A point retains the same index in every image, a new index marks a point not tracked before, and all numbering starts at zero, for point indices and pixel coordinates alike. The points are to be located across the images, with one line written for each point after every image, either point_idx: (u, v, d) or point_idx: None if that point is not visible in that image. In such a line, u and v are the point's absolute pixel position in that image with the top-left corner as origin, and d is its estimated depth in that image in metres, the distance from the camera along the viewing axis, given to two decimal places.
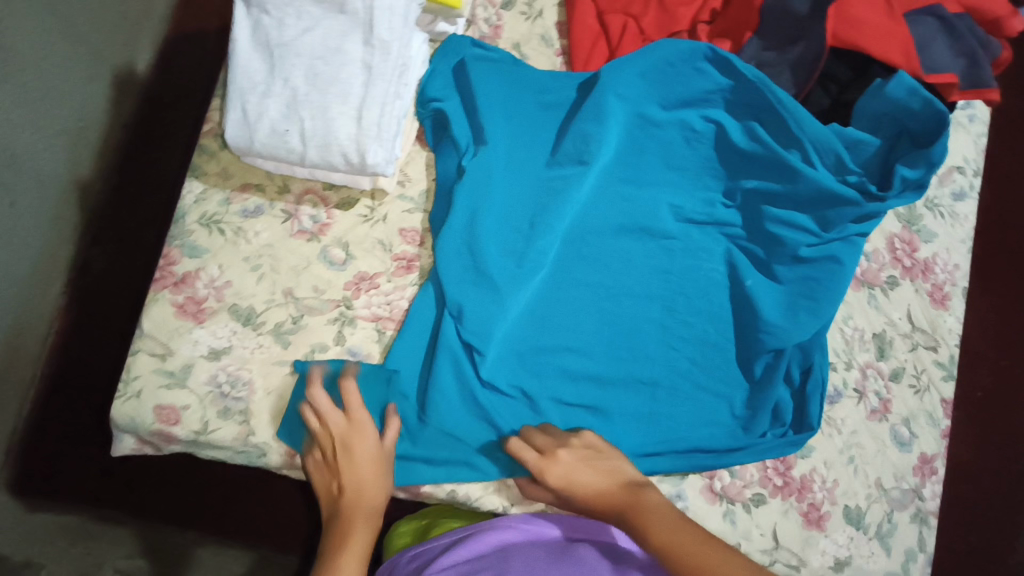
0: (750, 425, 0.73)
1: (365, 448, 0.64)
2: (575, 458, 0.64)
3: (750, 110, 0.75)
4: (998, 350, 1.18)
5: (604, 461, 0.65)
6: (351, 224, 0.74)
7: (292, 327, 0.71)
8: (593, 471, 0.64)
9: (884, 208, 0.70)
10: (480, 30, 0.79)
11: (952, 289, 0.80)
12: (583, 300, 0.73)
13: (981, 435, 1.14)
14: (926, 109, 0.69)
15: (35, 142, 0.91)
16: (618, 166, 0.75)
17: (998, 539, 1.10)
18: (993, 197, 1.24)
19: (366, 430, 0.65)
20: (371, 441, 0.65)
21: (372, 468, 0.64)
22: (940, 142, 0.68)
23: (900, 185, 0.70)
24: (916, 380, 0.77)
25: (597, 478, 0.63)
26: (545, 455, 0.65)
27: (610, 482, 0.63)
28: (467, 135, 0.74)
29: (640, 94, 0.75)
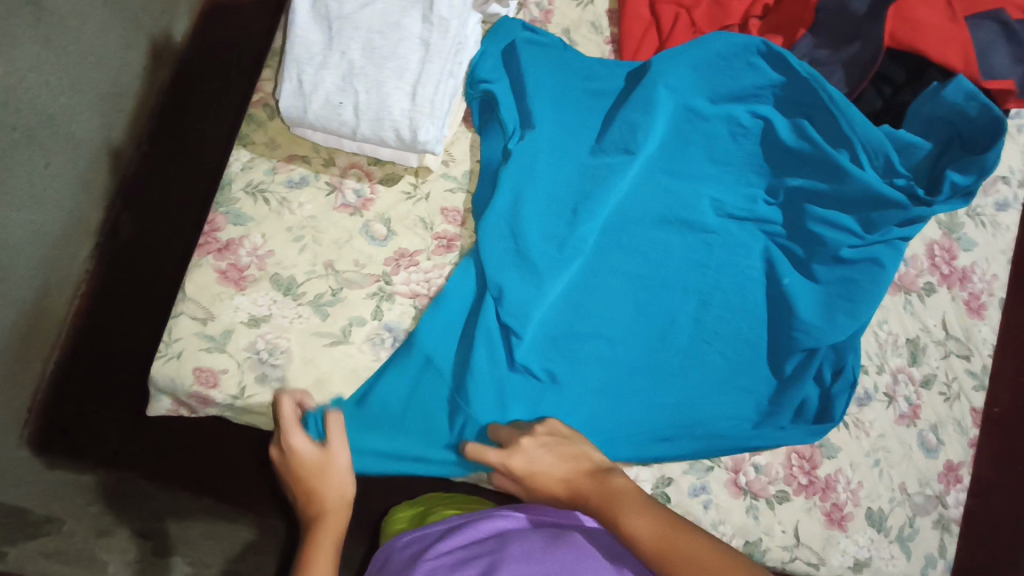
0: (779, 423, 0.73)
1: (304, 459, 0.65)
2: (535, 445, 0.65)
3: (799, 108, 0.75)
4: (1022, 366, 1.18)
5: (568, 446, 0.66)
6: (394, 200, 0.74)
7: (332, 299, 0.72)
8: (555, 458, 0.65)
9: (931, 212, 0.70)
10: (531, 14, 0.78)
11: (989, 299, 0.80)
12: (619, 289, 0.73)
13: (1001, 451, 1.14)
14: (982, 115, 0.69)
15: (71, 104, 0.92)
16: (662, 158, 0.75)
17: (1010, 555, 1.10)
18: None
19: (301, 441, 0.66)
20: (311, 447, 0.66)
21: (318, 475, 0.65)
22: (994, 149, 0.67)
23: (949, 191, 0.69)
24: (946, 388, 0.77)
25: (557, 466, 0.64)
26: (508, 448, 0.65)
27: (574, 470, 0.64)
28: (515, 118, 0.73)
29: (690, 85, 0.74)
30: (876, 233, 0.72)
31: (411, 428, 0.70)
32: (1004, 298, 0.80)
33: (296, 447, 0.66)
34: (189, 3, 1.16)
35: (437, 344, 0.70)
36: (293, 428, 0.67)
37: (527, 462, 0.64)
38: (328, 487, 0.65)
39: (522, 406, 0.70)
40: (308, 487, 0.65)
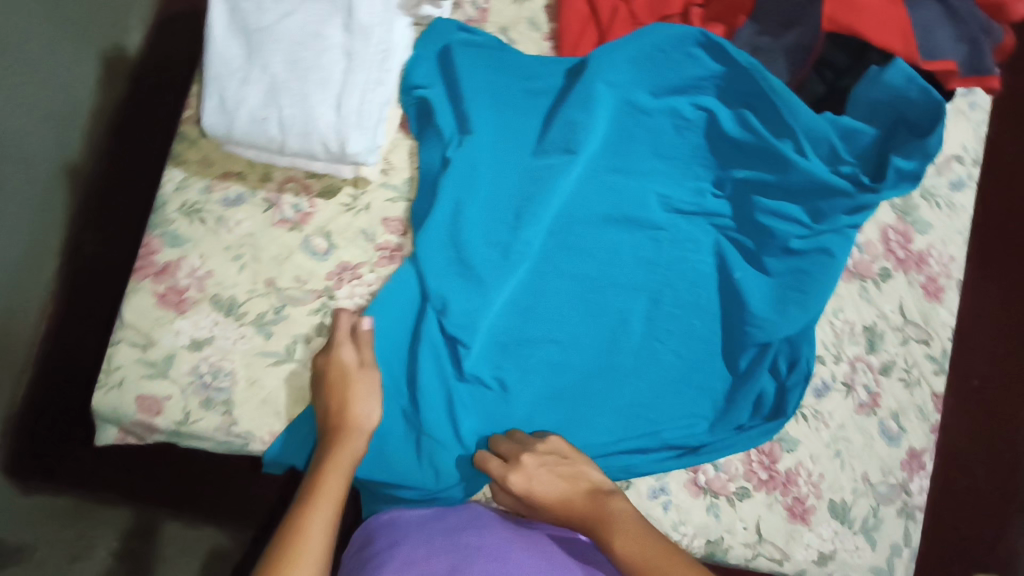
0: (736, 419, 0.72)
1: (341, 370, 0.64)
2: (536, 463, 0.64)
3: (741, 97, 0.74)
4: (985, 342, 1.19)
5: (567, 466, 0.65)
6: (333, 213, 0.72)
7: (274, 317, 0.70)
8: (556, 477, 0.64)
9: (878, 199, 0.68)
10: (467, 13, 0.76)
11: (946, 282, 0.78)
12: (568, 292, 0.72)
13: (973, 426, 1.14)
14: (923, 98, 0.67)
15: (19, 123, 0.87)
16: (606, 155, 0.73)
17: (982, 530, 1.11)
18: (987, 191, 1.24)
19: (349, 353, 0.65)
20: (351, 359, 0.64)
21: (357, 387, 0.63)
22: (936, 134, 0.66)
23: (895, 177, 0.68)
24: (906, 374, 0.76)
25: (558, 484, 0.64)
26: (508, 463, 0.65)
27: (574, 489, 0.64)
28: (452, 125, 0.72)
29: (629, 80, 0.73)
30: (829, 222, 0.70)
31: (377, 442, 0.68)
32: (960, 279, 0.79)
33: (342, 356, 0.64)
34: (143, 9, 1.09)
35: (383, 357, 0.68)
36: (340, 339, 0.65)
37: (524, 479, 0.64)
38: (364, 404, 0.63)
39: (472, 417, 0.69)
40: (342, 394, 0.63)
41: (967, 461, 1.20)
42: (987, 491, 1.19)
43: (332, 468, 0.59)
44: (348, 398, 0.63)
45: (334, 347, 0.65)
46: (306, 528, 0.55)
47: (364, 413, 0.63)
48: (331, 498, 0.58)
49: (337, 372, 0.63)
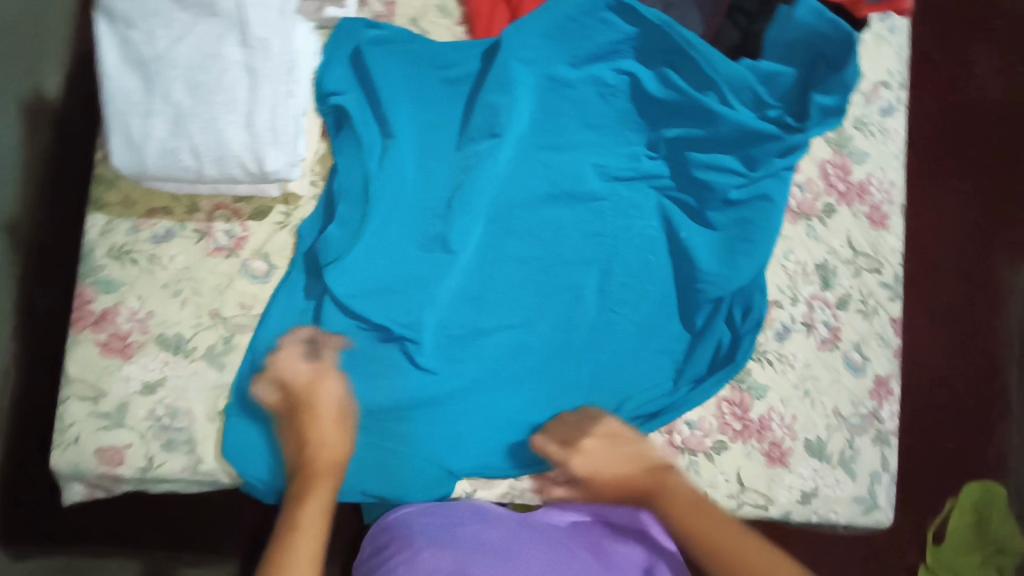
0: (700, 377, 0.72)
1: (327, 403, 0.61)
2: (596, 445, 0.65)
3: (660, 56, 0.74)
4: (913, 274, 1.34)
5: (627, 445, 0.64)
6: (267, 233, 0.71)
7: (224, 348, 0.69)
8: (615, 456, 0.64)
9: (806, 138, 0.68)
10: (373, 9, 0.74)
11: (890, 208, 0.79)
12: (516, 276, 0.72)
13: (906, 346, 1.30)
14: (836, 32, 0.68)
15: None
16: (535, 133, 0.73)
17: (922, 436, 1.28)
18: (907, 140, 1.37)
19: (328, 385, 0.62)
20: (335, 390, 0.62)
21: (332, 419, 0.61)
22: (851, 66, 0.67)
23: (819, 115, 0.68)
24: (862, 305, 0.77)
25: (619, 462, 0.63)
26: (566, 448, 0.66)
27: (637, 464, 0.63)
28: (373, 130, 0.70)
29: (547, 54, 0.73)
30: (761, 168, 0.70)
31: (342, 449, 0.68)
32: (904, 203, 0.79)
33: (315, 389, 0.62)
34: (61, 46, 0.99)
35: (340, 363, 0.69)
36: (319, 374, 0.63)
37: (583, 458, 0.64)
38: (339, 432, 0.61)
39: (436, 411, 0.69)
40: (313, 434, 0.60)
41: (942, 374, 1.33)
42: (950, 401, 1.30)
43: (309, 501, 0.56)
44: (324, 432, 0.60)
45: (309, 385, 0.62)
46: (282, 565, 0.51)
47: (339, 440, 0.61)
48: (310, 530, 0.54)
49: (311, 410, 0.61)
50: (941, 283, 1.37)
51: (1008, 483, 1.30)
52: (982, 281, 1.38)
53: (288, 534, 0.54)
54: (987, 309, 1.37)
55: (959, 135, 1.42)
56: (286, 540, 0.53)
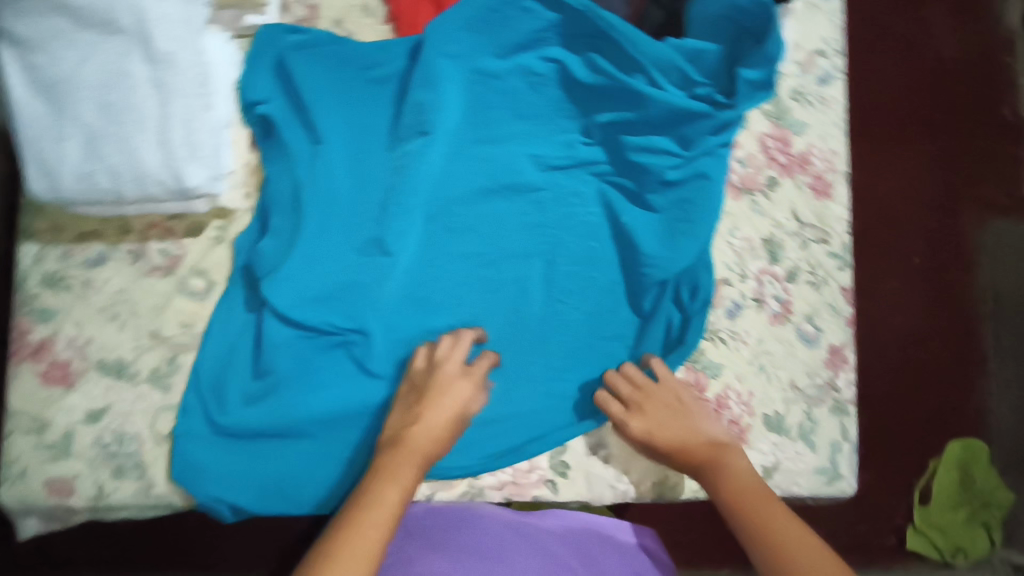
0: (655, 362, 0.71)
1: (447, 387, 0.64)
2: (659, 411, 0.67)
3: (586, 41, 0.73)
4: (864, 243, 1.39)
5: (687, 418, 0.67)
6: (203, 249, 0.70)
7: (167, 370, 0.68)
8: (690, 429, 0.66)
9: (737, 114, 0.69)
10: (295, 14, 0.73)
11: (833, 176, 0.78)
12: (460, 273, 0.71)
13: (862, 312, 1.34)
14: (756, 6, 0.69)
15: None
16: (468, 127, 0.72)
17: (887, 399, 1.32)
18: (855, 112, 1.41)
19: (460, 382, 0.64)
20: (457, 367, 0.65)
21: (441, 401, 0.63)
22: (773, 39, 0.67)
23: (746, 90, 0.68)
24: (812, 276, 0.77)
25: (689, 432, 0.66)
26: (629, 408, 0.67)
27: (702, 436, 0.66)
28: (302, 136, 0.70)
29: (471, 48, 0.73)
30: (695, 148, 0.70)
31: (295, 458, 0.68)
32: (848, 171, 0.79)
33: (442, 380, 0.64)
34: None
35: (286, 373, 0.68)
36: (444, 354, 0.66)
37: (653, 424, 0.66)
38: (441, 414, 0.62)
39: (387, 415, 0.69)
40: (416, 413, 0.62)
41: (917, 336, 1.35)
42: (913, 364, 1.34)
43: (393, 477, 0.57)
44: (425, 415, 0.62)
45: (428, 369, 0.65)
46: (353, 537, 0.51)
47: (439, 420, 0.62)
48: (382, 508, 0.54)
49: (435, 392, 0.63)
50: (913, 245, 1.39)
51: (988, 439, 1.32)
52: (952, 240, 1.41)
53: (365, 507, 0.54)
54: (959, 268, 1.39)
55: (917, 101, 1.43)
56: (360, 511, 0.54)
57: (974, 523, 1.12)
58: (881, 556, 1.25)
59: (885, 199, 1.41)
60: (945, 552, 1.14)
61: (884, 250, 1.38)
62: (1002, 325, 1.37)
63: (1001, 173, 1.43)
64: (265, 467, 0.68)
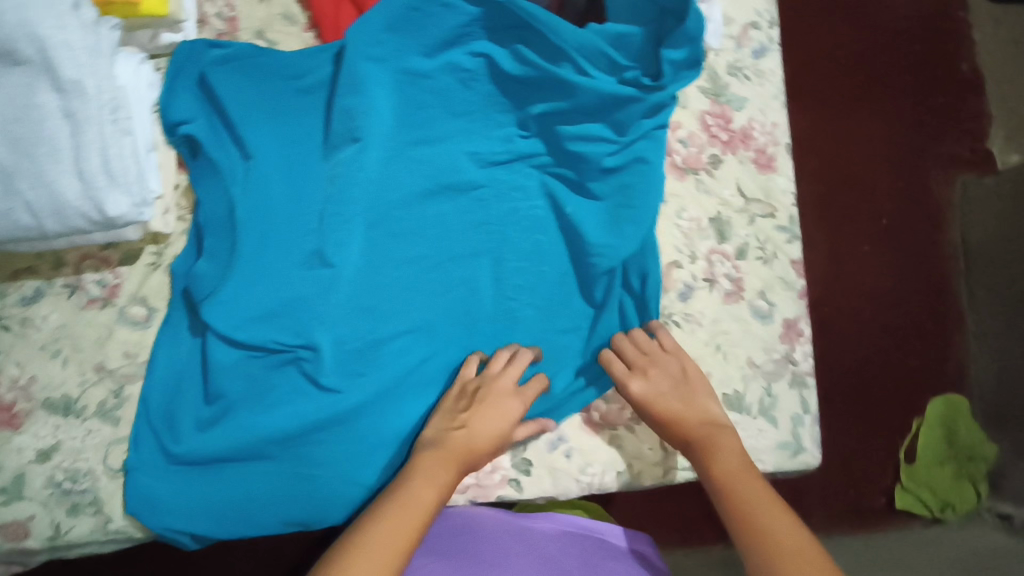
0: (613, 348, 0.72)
1: (502, 402, 0.66)
2: (659, 377, 0.68)
3: (511, 33, 0.72)
4: (827, 212, 1.40)
5: (693, 394, 0.68)
6: (141, 277, 0.69)
7: (116, 402, 0.67)
8: (694, 405, 0.67)
9: (667, 93, 0.69)
10: (215, 28, 0.72)
11: (776, 149, 0.78)
12: (408, 279, 0.70)
13: (827, 279, 1.38)
14: None
15: None
16: (402, 129, 0.71)
17: (859, 361, 1.35)
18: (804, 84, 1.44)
19: (510, 400, 0.67)
20: (510, 384, 0.67)
21: (498, 414, 0.66)
22: (691, 15, 0.65)
23: (671, 70, 0.68)
24: (761, 251, 0.76)
25: (691, 406, 0.67)
26: (631, 371, 0.68)
27: (700, 411, 0.67)
28: (232, 153, 0.68)
29: (395, 49, 0.71)
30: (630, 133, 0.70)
31: (259, 479, 0.67)
32: (790, 143, 0.78)
33: (495, 391, 0.66)
34: None
35: (238, 395, 0.67)
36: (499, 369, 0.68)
37: (652, 394, 0.67)
38: (496, 425, 0.65)
39: (345, 429, 0.68)
40: (463, 422, 0.65)
41: (890, 297, 1.38)
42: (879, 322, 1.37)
43: (429, 473, 0.61)
44: (477, 423, 0.65)
45: (485, 383, 0.67)
46: (385, 530, 0.55)
47: (497, 431, 0.66)
48: (419, 506, 0.58)
49: (486, 405, 0.66)
50: (880, 207, 1.41)
51: (967, 392, 1.36)
52: (917, 198, 1.43)
53: (405, 498, 0.59)
54: (928, 227, 1.42)
55: (866, 66, 1.46)
56: (394, 508, 0.57)
57: (960, 479, 1.20)
58: (870, 517, 1.30)
59: (853, 161, 1.43)
60: (933, 507, 1.22)
61: (847, 216, 1.41)
62: (973, 280, 1.39)
63: (960, 128, 1.45)
64: (226, 491, 0.67)
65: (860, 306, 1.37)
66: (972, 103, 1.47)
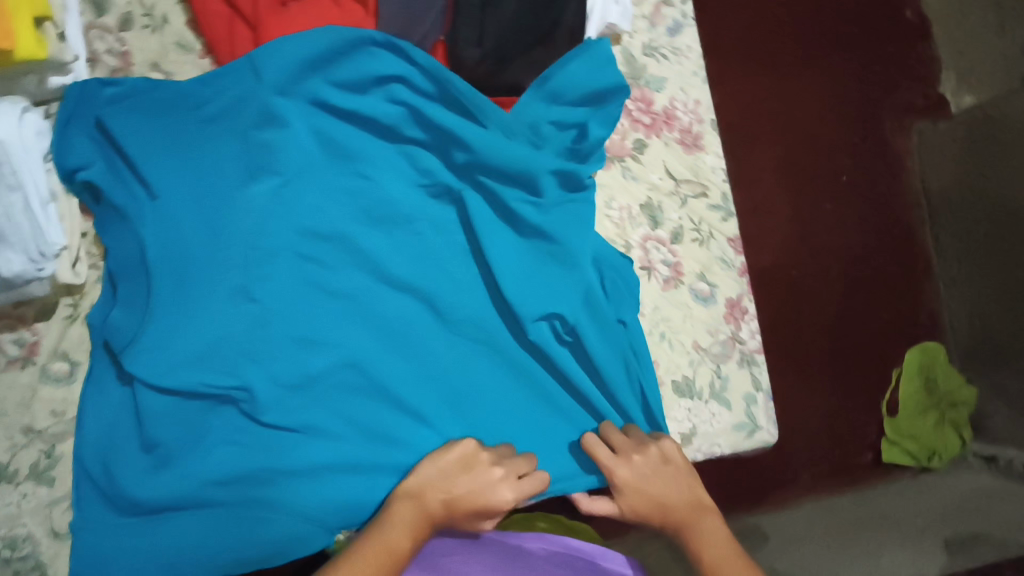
0: (552, 395, 0.73)
1: (492, 481, 0.65)
2: (651, 465, 0.67)
3: (437, 86, 0.70)
4: (786, 175, 1.38)
5: (681, 476, 0.68)
6: (59, 331, 0.68)
7: (49, 462, 0.66)
8: (684, 493, 0.67)
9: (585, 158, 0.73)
10: (108, 65, 0.70)
11: (701, 127, 0.78)
12: (340, 311, 0.69)
13: (792, 244, 1.35)
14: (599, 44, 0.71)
15: None
16: (325, 155, 0.69)
17: (833, 322, 1.32)
18: (752, 47, 1.40)
19: (503, 484, 0.65)
20: (512, 473, 0.66)
21: (484, 488, 0.65)
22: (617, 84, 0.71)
23: (594, 138, 0.72)
24: (697, 232, 0.76)
25: (677, 492, 0.67)
26: (618, 455, 0.67)
27: (685, 500, 0.67)
28: (136, 193, 0.66)
29: (299, 80, 0.67)
30: (554, 194, 0.72)
31: (203, 525, 0.65)
32: (715, 120, 0.79)
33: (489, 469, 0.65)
34: None
35: (174, 440, 0.65)
36: (497, 455, 0.67)
37: (642, 486, 0.66)
38: (481, 498, 0.64)
39: (293, 471, 0.66)
40: (448, 488, 0.64)
41: (858, 253, 1.36)
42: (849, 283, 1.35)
43: (401, 526, 0.61)
44: (461, 496, 0.64)
45: (477, 458, 0.66)
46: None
47: (483, 498, 0.64)
48: (391, 554, 0.59)
49: (473, 479, 0.65)
50: (840, 163, 1.39)
51: (943, 341, 1.35)
52: (874, 152, 1.41)
53: (378, 551, 0.58)
54: (888, 177, 1.41)
55: (810, 24, 1.43)
56: (368, 552, 0.58)
57: (943, 426, 1.24)
58: (861, 474, 1.27)
59: (807, 121, 1.40)
60: (921, 458, 1.24)
61: (808, 177, 1.38)
62: (939, 227, 1.38)
63: (910, 76, 1.44)
64: (167, 543, 0.64)
65: (831, 269, 1.34)
66: (920, 50, 1.45)
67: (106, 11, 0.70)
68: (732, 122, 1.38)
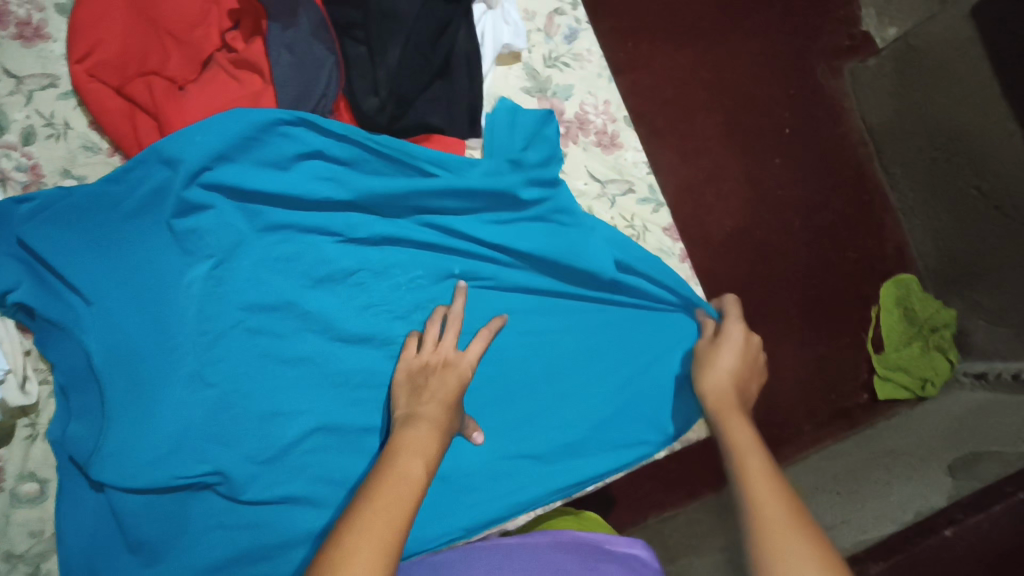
0: (530, 409, 0.75)
1: (460, 360, 0.68)
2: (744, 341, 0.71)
3: (350, 147, 0.71)
4: (730, 137, 1.38)
5: (748, 362, 0.70)
6: (22, 452, 0.69)
7: None
8: (725, 376, 0.67)
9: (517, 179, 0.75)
10: (19, 182, 0.70)
11: (615, 126, 0.82)
12: (301, 378, 0.69)
13: (751, 204, 1.36)
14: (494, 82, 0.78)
15: None
16: (253, 228, 0.69)
17: (801, 273, 1.35)
18: (674, 21, 1.40)
19: (460, 361, 0.68)
20: (452, 348, 0.68)
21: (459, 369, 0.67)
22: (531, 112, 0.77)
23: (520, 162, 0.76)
24: (630, 228, 0.82)
25: (718, 380, 0.67)
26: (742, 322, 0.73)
27: (718, 387, 0.67)
28: (72, 304, 0.66)
29: (205, 160, 0.66)
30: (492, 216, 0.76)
31: None
32: (628, 115, 0.83)
33: (444, 358, 0.68)
34: None
35: (157, 536, 0.66)
36: (431, 341, 0.69)
37: (710, 368, 0.69)
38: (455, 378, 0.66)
39: (282, 541, 0.67)
40: (437, 396, 0.64)
41: (816, 201, 1.38)
42: (810, 232, 1.37)
43: (412, 452, 0.56)
44: (449, 396, 0.64)
45: (441, 357, 0.68)
46: (380, 509, 0.49)
47: (452, 380, 0.65)
48: (413, 480, 0.53)
49: (449, 367, 0.67)
50: (780, 117, 1.41)
51: (914, 268, 1.37)
52: (811, 100, 1.42)
53: (394, 477, 0.53)
54: (831, 122, 1.41)
55: None
56: (387, 483, 0.52)
57: (930, 353, 1.25)
58: (859, 413, 1.29)
59: (741, 82, 1.41)
60: (915, 388, 1.25)
61: (752, 137, 1.39)
62: (887, 159, 1.38)
63: (835, 20, 1.44)
64: None
65: (789, 221, 1.37)
66: None
67: (6, 129, 0.70)
68: (668, 97, 1.38)
